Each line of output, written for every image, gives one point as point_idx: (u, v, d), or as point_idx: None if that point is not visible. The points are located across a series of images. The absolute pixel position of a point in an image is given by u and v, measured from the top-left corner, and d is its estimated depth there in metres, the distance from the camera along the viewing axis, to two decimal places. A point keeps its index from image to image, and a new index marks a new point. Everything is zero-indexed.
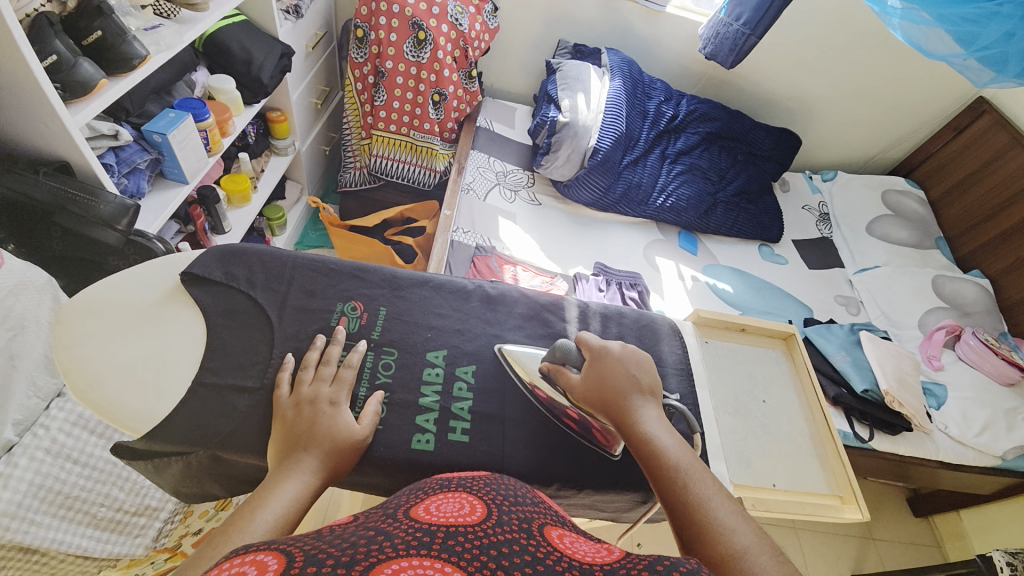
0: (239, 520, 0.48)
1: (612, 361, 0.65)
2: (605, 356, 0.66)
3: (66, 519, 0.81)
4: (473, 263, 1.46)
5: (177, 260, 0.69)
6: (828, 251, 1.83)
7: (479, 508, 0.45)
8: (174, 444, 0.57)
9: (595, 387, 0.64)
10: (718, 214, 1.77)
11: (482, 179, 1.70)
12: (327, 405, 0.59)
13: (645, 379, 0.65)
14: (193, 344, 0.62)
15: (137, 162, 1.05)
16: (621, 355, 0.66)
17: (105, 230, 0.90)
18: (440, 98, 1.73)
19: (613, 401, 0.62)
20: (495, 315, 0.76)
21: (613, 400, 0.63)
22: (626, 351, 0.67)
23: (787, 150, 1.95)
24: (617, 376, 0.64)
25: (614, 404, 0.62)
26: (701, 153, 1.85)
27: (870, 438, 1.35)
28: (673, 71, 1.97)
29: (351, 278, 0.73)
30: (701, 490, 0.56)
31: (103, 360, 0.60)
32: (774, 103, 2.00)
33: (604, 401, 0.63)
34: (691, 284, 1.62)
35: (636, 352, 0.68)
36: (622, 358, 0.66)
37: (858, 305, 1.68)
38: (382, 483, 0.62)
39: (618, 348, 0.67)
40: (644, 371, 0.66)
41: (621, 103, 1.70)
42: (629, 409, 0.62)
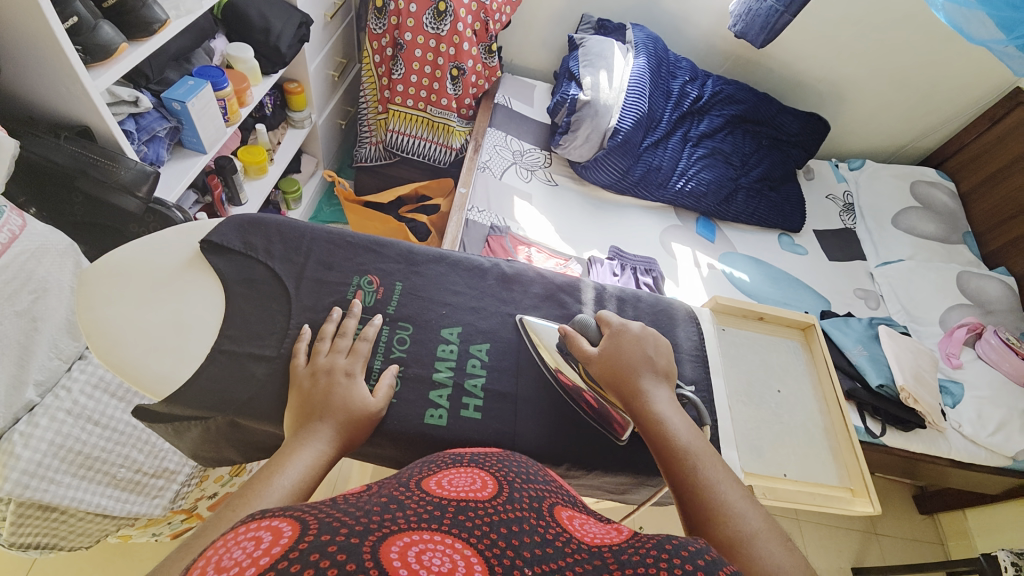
0: (257, 484, 0.49)
1: (629, 341, 0.66)
2: (625, 335, 0.67)
3: (86, 479, 0.84)
4: (487, 242, 1.45)
5: (196, 228, 0.69)
6: (850, 242, 1.78)
7: (490, 484, 0.45)
8: (194, 408, 0.58)
9: (610, 365, 0.64)
10: (739, 200, 1.73)
11: (499, 157, 1.68)
12: (343, 376, 0.59)
13: (662, 361, 0.66)
14: (212, 312, 0.63)
15: (157, 130, 1.05)
16: (640, 335, 0.67)
17: (125, 197, 0.90)
18: (459, 73, 1.69)
19: (628, 380, 0.63)
20: (510, 294, 0.76)
21: (629, 378, 0.63)
22: (645, 333, 0.67)
23: (814, 136, 1.88)
24: (633, 356, 0.65)
25: (628, 383, 0.63)
26: (724, 137, 1.80)
27: (881, 433, 1.33)
28: (700, 50, 1.91)
29: (368, 252, 0.73)
30: (711, 473, 0.56)
31: (125, 324, 0.61)
32: (804, 86, 1.93)
33: (619, 378, 0.63)
34: (706, 271, 1.59)
35: (654, 335, 0.68)
36: (641, 339, 0.66)
37: (878, 299, 1.65)
38: (394, 455, 0.63)
39: (638, 329, 0.68)
40: (660, 354, 0.66)
41: (644, 82, 1.65)
42: (642, 389, 0.62)
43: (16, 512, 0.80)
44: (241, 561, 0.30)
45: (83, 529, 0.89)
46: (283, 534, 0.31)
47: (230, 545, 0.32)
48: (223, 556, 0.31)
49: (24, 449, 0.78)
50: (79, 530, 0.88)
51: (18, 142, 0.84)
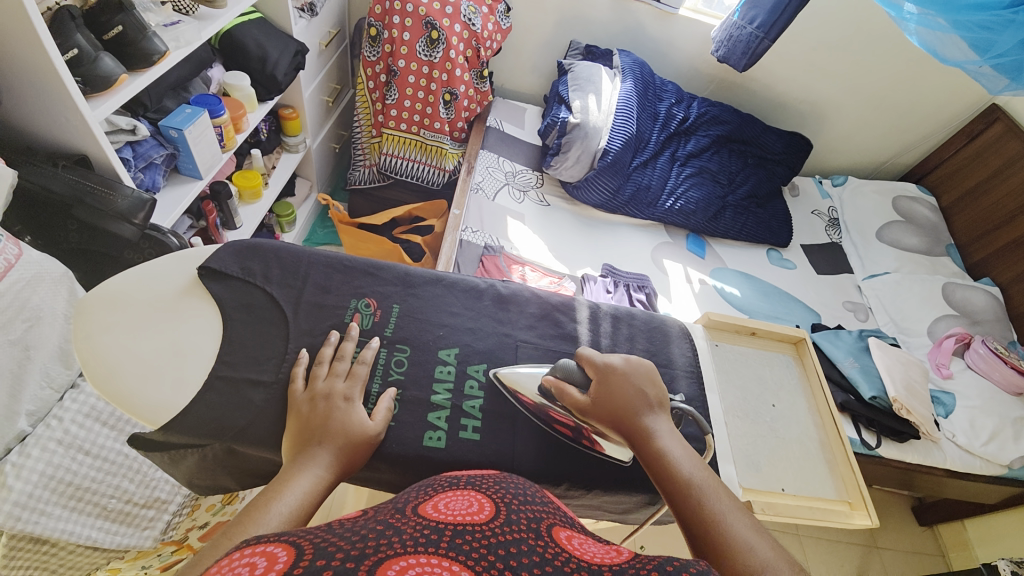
0: (254, 512, 0.48)
1: (617, 377, 0.65)
2: (611, 372, 0.66)
3: (76, 510, 0.82)
4: (481, 262, 1.46)
5: (194, 255, 0.69)
6: (837, 256, 1.82)
7: (488, 506, 0.45)
8: (191, 436, 0.58)
9: (604, 405, 0.63)
10: (727, 217, 1.77)
11: (491, 179, 1.71)
12: (341, 401, 0.59)
13: (653, 392, 0.65)
14: (210, 337, 0.63)
15: (154, 157, 1.06)
16: (627, 369, 0.66)
17: (121, 223, 0.90)
18: (451, 97, 1.73)
19: (623, 416, 0.62)
20: (507, 315, 0.77)
21: (623, 415, 0.63)
22: (631, 365, 0.67)
23: (798, 154, 1.94)
24: (625, 392, 0.64)
25: (625, 420, 0.62)
26: (711, 156, 1.85)
27: (877, 445, 1.34)
28: (684, 73, 1.97)
29: (365, 275, 0.74)
30: (717, 505, 0.56)
31: (122, 351, 0.61)
32: (785, 106, 1.99)
33: (613, 416, 0.63)
34: (698, 287, 1.62)
35: (640, 365, 0.67)
36: (627, 373, 0.66)
37: (866, 311, 1.68)
38: (392, 478, 0.63)
39: (622, 363, 0.67)
40: (651, 384, 0.66)
41: (632, 104, 1.70)
42: (640, 424, 0.62)
43: (6, 546, 0.78)
44: None
45: (73, 563, 0.86)
46: (278, 560, 0.32)
47: (224, 571, 0.32)
48: None
49: (16, 480, 0.77)
50: (69, 564, 0.86)
51: (17, 171, 0.85)
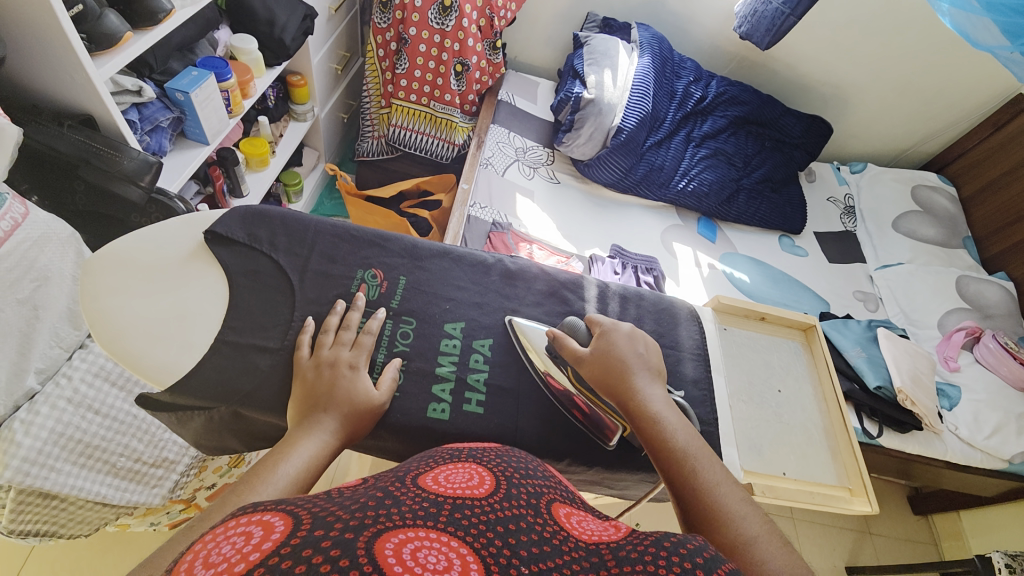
0: (261, 472, 0.49)
1: (619, 341, 0.67)
2: (615, 334, 0.67)
3: (86, 467, 0.84)
4: (488, 238, 1.44)
5: (200, 219, 0.68)
6: (851, 245, 1.79)
7: (488, 481, 0.45)
8: (197, 398, 0.57)
9: (600, 363, 0.64)
10: (740, 201, 1.74)
11: (501, 154, 1.68)
12: (347, 369, 0.59)
13: (652, 361, 0.66)
14: (216, 301, 0.62)
15: (160, 120, 1.04)
16: (630, 335, 0.68)
17: (128, 185, 0.89)
18: (462, 68, 1.69)
19: (619, 380, 0.63)
20: (514, 290, 0.76)
21: (619, 378, 0.63)
22: (635, 333, 0.69)
23: (817, 138, 1.89)
24: (624, 356, 0.65)
25: (620, 382, 0.63)
26: (727, 137, 1.80)
27: (878, 434, 1.34)
28: (705, 50, 1.90)
29: (373, 245, 0.73)
30: (709, 476, 0.56)
31: (127, 312, 0.60)
32: (807, 88, 1.93)
33: (610, 376, 0.63)
34: (707, 271, 1.60)
35: (644, 337, 0.69)
36: (631, 338, 0.68)
37: (877, 301, 1.66)
38: (396, 448, 0.63)
39: (628, 329, 0.69)
40: (651, 354, 0.67)
41: (649, 81, 1.65)
42: (636, 387, 0.62)
43: (16, 499, 0.80)
44: (230, 557, 0.30)
45: (83, 517, 0.88)
46: (274, 530, 0.32)
47: (220, 539, 0.32)
48: (213, 551, 0.31)
49: (25, 437, 0.78)
50: (78, 519, 0.88)
51: (21, 129, 0.83)
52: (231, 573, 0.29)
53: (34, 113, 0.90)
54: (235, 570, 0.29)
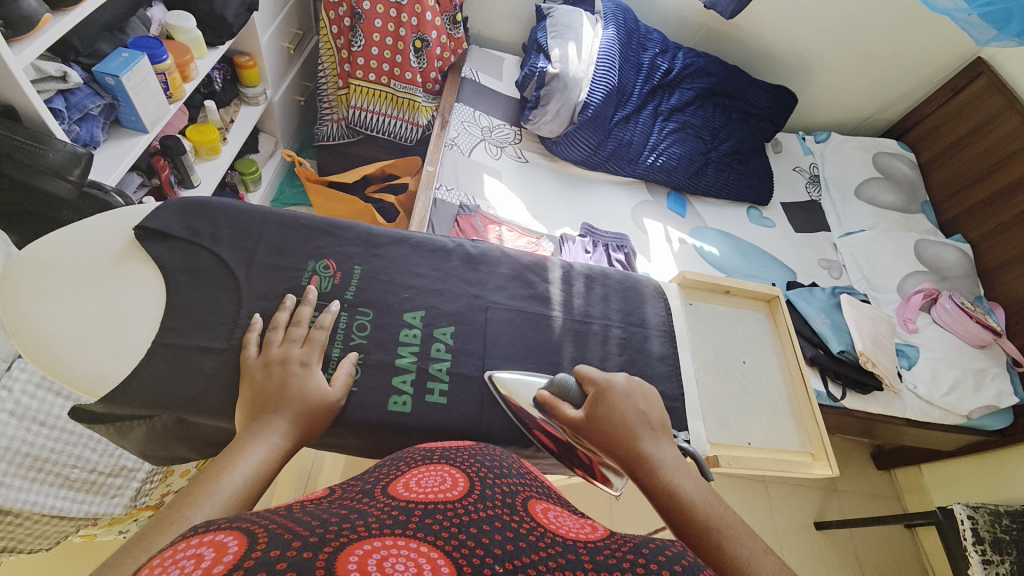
0: (204, 482, 0.46)
1: (617, 400, 0.62)
2: (610, 392, 0.62)
3: (38, 481, 0.80)
4: (456, 222, 1.41)
5: (131, 213, 0.63)
6: (816, 214, 1.82)
7: (461, 483, 0.45)
8: (135, 407, 0.54)
9: (601, 429, 0.59)
10: (709, 174, 1.74)
11: (467, 134, 1.63)
12: (298, 366, 0.57)
13: (655, 415, 0.62)
14: (153, 303, 0.58)
15: (90, 107, 0.96)
16: (628, 390, 0.63)
17: (55, 180, 0.82)
18: (422, 45, 1.63)
19: (625, 444, 0.59)
20: (476, 275, 0.74)
21: (626, 443, 0.59)
22: (632, 386, 0.64)
23: (782, 109, 1.90)
24: (626, 415, 0.61)
25: (626, 448, 0.59)
26: (695, 110, 1.79)
27: (841, 397, 1.39)
28: (671, 20, 1.87)
29: (324, 235, 0.69)
30: (738, 550, 0.50)
31: (54, 320, 0.56)
32: (772, 58, 1.92)
33: (614, 442, 0.59)
34: (677, 246, 1.61)
35: (641, 387, 0.65)
36: (629, 394, 0.63)
37: (840, 268, 1.70)
38: (357, 444, 0.61)
39: (623, 383, 0.64)
40: (652, 406, 0.63)
41: (614, 53, 1.61)
42: (643, 454, 0.58)
43: None
44: None
45: (41, 531, 0.84)
46: (227, 551, 0.30)
47: (166, 564, 0.30)
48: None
49: None
50: (37, 533, 0.83)
51: None
52: None
53: None
54: None
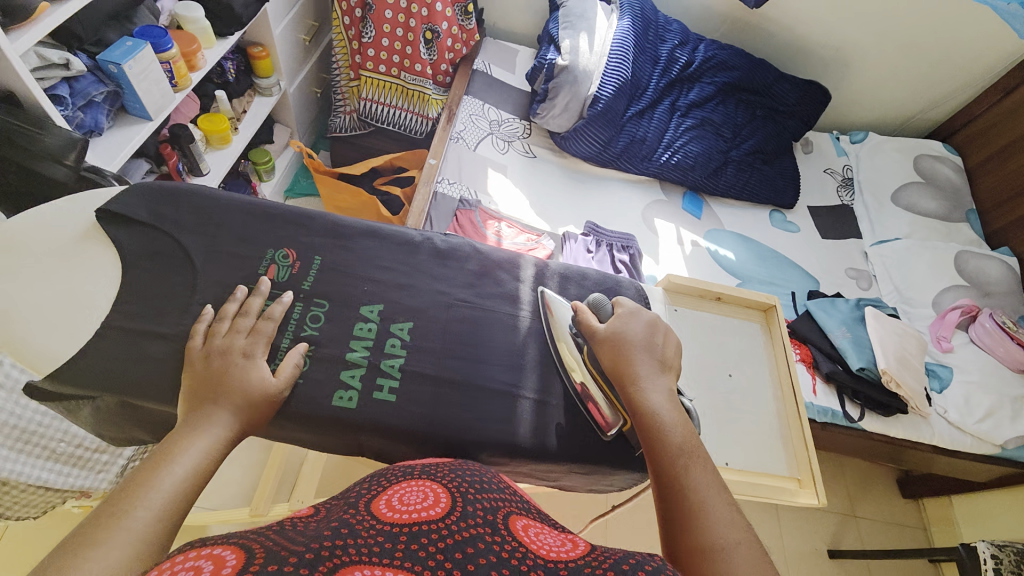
0: (142, 478, 0.45)
1: (634, 328, 0.65)
2: (631, 319, 0.66)
3: (23, 453, 0.80)
4: (455, 217, 1.39)
5: (97, 196, 0.64)
6: (846, 220, 1.69)
7: (443, 498, 0.44)
8: (80, 386, 0.54)
9: (612, 347, 0.63)
10: (728, 174, 1.65)
11: (474, 128, 1.61)
12: (240, 356, 0.56)
13: (666, 352, 0.64)
14: (107, 285, 0.59)
15: (93, 94, 0.98)
16: (649, 322, 0.66)
17: (52, 164, 0.84)
18: (432, 36, 1.62)
19: (628, 364, 0.62)
20: (443, 271, 0.71)
21: (628, 363, 0.62)
22: (653, 321, 0.66)
23: (813, 105, 1.77)
24: (633, 343, 0.63)
25: (627, 367, 0.61)
26: (715, 106, 1.70)
27: (859, 418, 1.29)
28: (694, 11, 1.78)
29: (288, 223, 0.68)
30: (696, 478, 0.53)
31: (12, 297, 0.57)
32: (804, 52, 1.80)
33: (617, 360, 0.62)
34: (689, 249, 1.53)
35: (662, 325, 0.67)
36: (649, 326, 0.65)
37: (870, 279, 1.58)
38: (302, 436, 0.60)
39: (647, 317, 0.66)
40: (667, 344, 0.65)
41: (627, 45, 1.56)
42: (640, 380, 0.60)
43: None
44: None
45: (27, 501, 0.87)
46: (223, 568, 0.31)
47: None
48: None
49: None
50: (24, 502, 0.87)
51: None
52: None
53: None
54: None
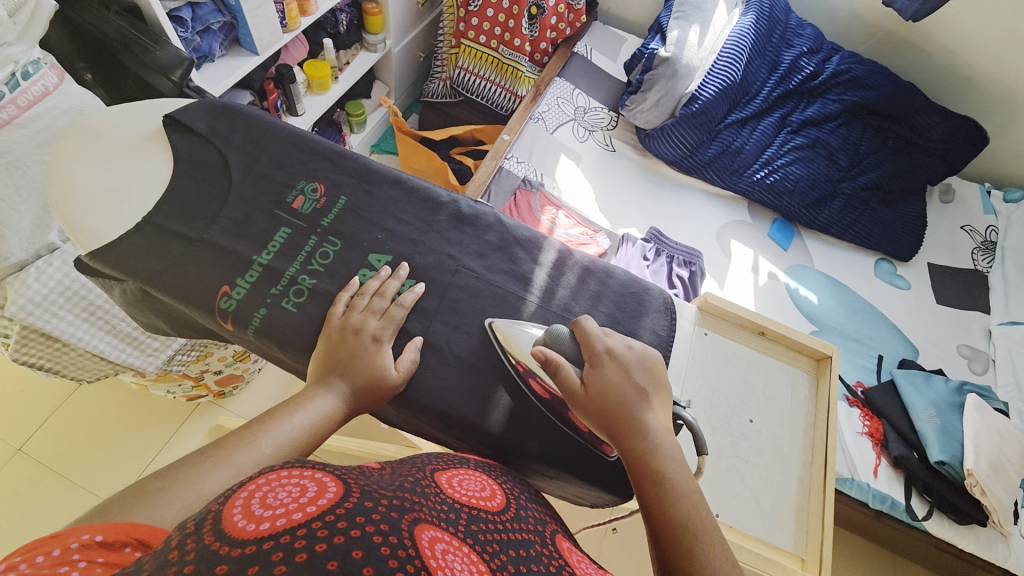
0: (271, 416, 0.52)
1: (615, 365, 0.58)
2: (609, 359, 0.58)
3: (88, 322, 0.91)
4: (514, 196, 1.36)
5: (173, 106, 0.71)
6: (973, 288, 1.41)
7: (498, 497, 0.48)
8: (111, 267, 0.60)
9: (597, 397, 0.55)
10: (834, 207, 1.43)
11: (558, 111, 1.56)
12: (369, 340, 0.58)
13: (655, 391, 0.57)
14: (156, 183, 0.64)
15: (211, 22, 1.09)
16: (627, 359, 0.58)
17: (161, 78, 0.95)
18: (537, 12, 1.60)
19: (615, 413, 0.55)
20: (459, 236, 0.69)
21: (616, 412, 0.55)
22: (634, 355, 0.59)
23: (964, 146, 1.48)
24: (623, 385, 0.56)
25: (616, 417, 0.55)
26: (836, 127, 1.49)
27: (925, 517, 1.08)
28: (836, 19, 1.57)
29: (324, 160, 0.70)
30: (711, 561, 0.48)
31: (82, 178, 0.65)
32: (969, 82, 1.51)
33: (605, 411, 0.55)
34: (764, 280, 1.37)
35: (645, 355, 0.59)
36: (630, 366, 0.58)
37: (987, 364, 1.30)
38: (286, 360, 0.61)
39: (625, 350, 0.59)
40: (655, 381, 0.58)
41: (744, 44, 1.41)
42: (632, 426, 0.54)
43: (22, 334, 0.89)
44: (287, 503, 0.34)
45: (83, 364, 0.99)
46: (328, 490, 0.35)
47: (278, 484, 0.36)
48: (271, 493, 0.35)
49: (35, 282, 0.86)
50: (79, 364, 0.98)
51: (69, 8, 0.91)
52: (287, 519, 0.32)
53: None
54: (292, 516, 0.32)
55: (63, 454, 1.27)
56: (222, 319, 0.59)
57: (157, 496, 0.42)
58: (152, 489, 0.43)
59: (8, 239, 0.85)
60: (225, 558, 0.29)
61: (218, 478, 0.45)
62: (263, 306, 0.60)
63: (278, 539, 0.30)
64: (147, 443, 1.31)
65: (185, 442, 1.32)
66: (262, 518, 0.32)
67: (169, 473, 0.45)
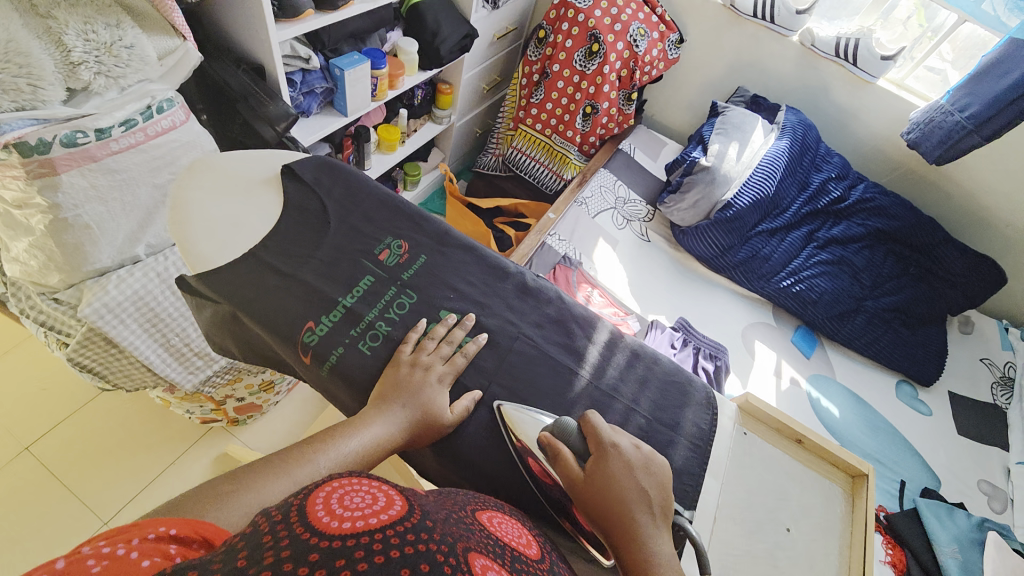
0: (329, 436, 0.56)
1: (618, 462, 0.56)
2: (614, 455, 0.57)
3: (149, 333, 0.96)
4: (553, 269, 1.45)
5: (288, 158, 0.81)
6: (993, 423, 1.41)
7: (534, 545, 0.49)
8: (213, 291, 0.66)
9: (593, 495, 0.54)
10: (857, 322, 1.48)
11: (601, 198, 1.68)
12: (435, 380, 0.62)
13: (658, 496, 0.56)
14: (264, 223, 0.72)
15: (316, 86, 1.25)
16: (632, 458, 0.57)
17: (266, 126, 1.07)
18: (591, 111, 1.75)
19: (611, 514, 0.53)
20: (521, 304, 0.74)
21: (613, 512, 0.53)
22: (638, 454, 0.58)
23: (982, 282, 1.55)
24: (623, 486, 0.55)
25: (613, 517, 0.53)
26: (861, 249, 1.58)
27: None
28: (864, 152, 1.71)
29: (409, 220, 0.78)
30: None
31: (201, 207, 0.72)
32: (986, 224, 1.61)
33: (601, 509, 0.54)
34: (786, 385, 1.39)
35: (649, 459, 0.58)
36: (633, 467, 0.56)
37: (1006, 503, 1.26)
38: (347, 397, 0.65)
39: (630, 449, 0.58)
40: (659, 487, 0.57)
41: (778, 163, 1.55)
42: (634, 531, 0.52)
43: (85, 337, 0.94)
44: (362, 509, 0.36)
45: (128, 371, 1.02)
46: (395, 505, 0.38)
47: (350, 489, 0.38)
48: (345, 496, 0.37)
49: (113, 289, 0.92)
50: (123, 371, 1.02)
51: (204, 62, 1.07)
52: (364, 522, 0.35)
53: (222, 54, 1.10)
54: (367, 520, 0.35)
55: (69, 460, 1.26)
56: (302, 352, 0.64)
57: (226, 498, 0.46)
58: (224, 491, 0.47)
59: (101, 247, 0.92)
60: (314, 550, 0.32)
61: (278, 488, 0.49)
62: (341, 345, 0.65)
63: (359, 540, 0.33)
64: (153, 461, 1.30)
65: (190, 467, 1.31)
66: (342, 517, 0.35)
67: (241, 478, 0.49)
